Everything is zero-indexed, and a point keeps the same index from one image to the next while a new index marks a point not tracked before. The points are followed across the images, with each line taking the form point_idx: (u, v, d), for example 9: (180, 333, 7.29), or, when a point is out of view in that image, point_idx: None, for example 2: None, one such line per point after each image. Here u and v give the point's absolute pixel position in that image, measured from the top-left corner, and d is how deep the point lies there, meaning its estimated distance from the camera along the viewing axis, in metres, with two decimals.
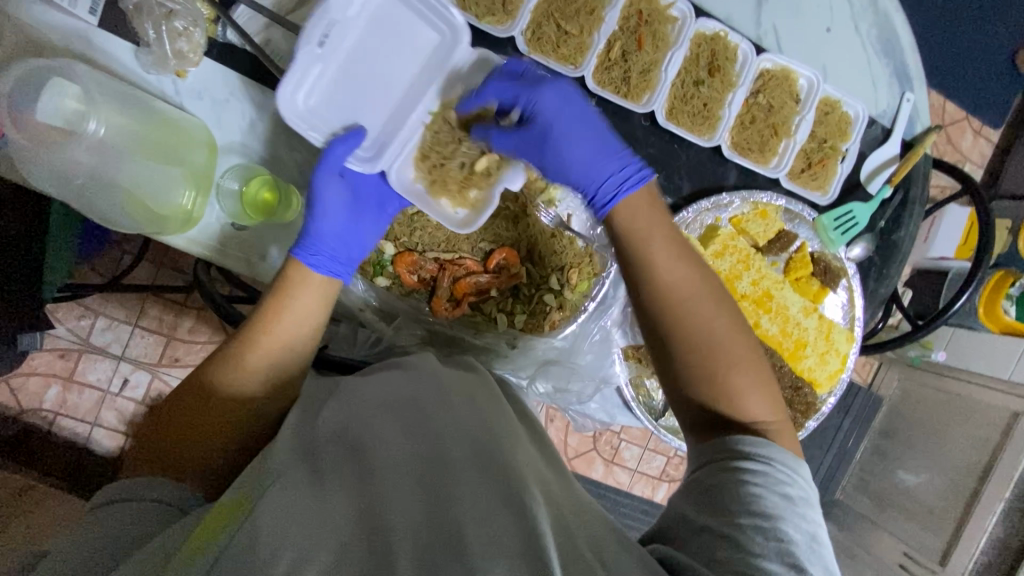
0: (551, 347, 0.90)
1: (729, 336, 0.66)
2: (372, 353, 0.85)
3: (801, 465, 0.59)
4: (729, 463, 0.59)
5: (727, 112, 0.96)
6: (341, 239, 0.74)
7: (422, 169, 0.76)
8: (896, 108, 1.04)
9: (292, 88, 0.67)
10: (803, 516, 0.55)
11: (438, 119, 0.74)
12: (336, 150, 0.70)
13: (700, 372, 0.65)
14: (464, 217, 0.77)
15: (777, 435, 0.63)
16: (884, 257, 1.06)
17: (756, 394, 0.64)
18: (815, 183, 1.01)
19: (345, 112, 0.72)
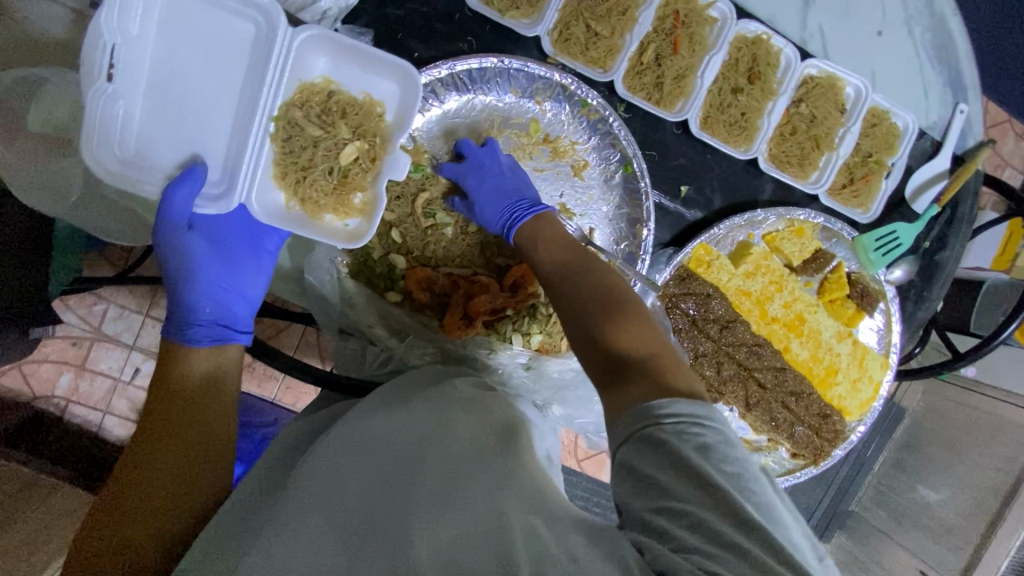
0: (567, 367, 0.85)
1: (607, 278, 0.65)
2: (383, 371, 0.81)
3: (712, 409, 0.50)
4: (649, 432, 0.49)
5: (766, 121, 0.90)
6: (215, 298, 0.72)
7: (287, 188, 0.69)
8: (948, 120, 0.96)
9: (101, 138, 0.60)
10: (725, 461, 0.47)
11: (283, 124, 0.67)
12: (174, 198, 0.62)
13: (588, 314, 0.62)
14: (355, 228, 0.71)
15: (665, 359, 0.57)
16: (925, 278, 0.99)
17: (632, 325, 0.59)
18: (857, 200, 0.94)
19: (179, 143, 0.64)
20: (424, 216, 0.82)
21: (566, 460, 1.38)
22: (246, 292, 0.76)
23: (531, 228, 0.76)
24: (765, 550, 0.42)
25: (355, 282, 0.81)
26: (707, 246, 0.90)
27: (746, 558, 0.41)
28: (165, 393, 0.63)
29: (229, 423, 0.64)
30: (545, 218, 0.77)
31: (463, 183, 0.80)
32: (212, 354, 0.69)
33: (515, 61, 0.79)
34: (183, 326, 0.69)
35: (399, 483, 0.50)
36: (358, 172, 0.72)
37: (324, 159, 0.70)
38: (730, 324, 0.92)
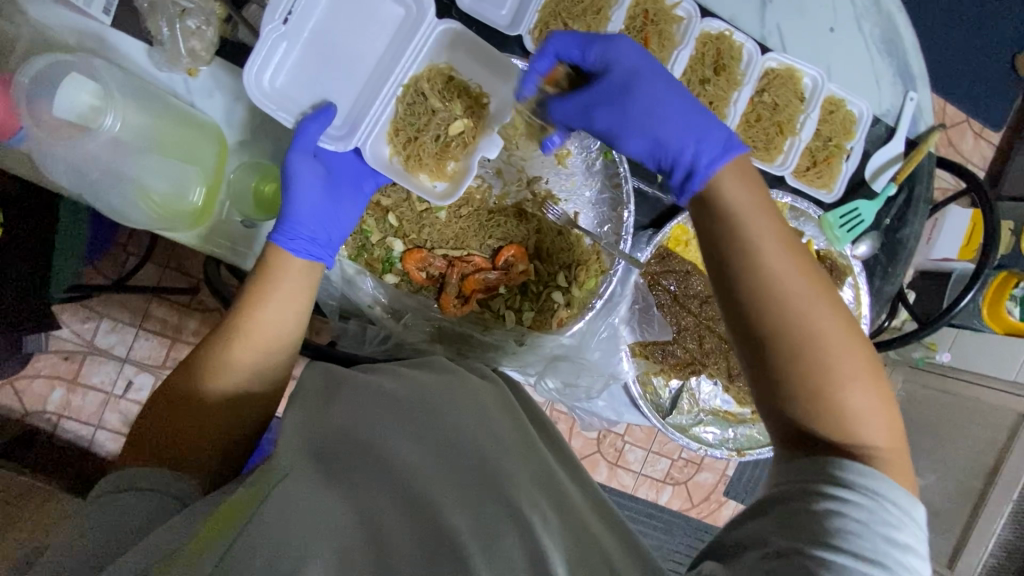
0: (559, 343, 0.90)
1: (847, 332, 0.53)
2: (382, 349, 0.87)
3: (915, 506, 0.48)
4: (827, 487, 0.48)
5: (733, 110, 0.97)
6: (320, 220, 0.76)
7: (395, 144, 0.80)
8: (900, 107, 1.04)
9: (259, 68, 0.72)
10: (904, 567, 0.45)
11: (410, 91, 0.80)
12: (307, 129, 0.74)
13: (823, 365, 0.52)
14: (443, 190, 0.81)
15: (886, 463, 0.50)
16: (889, 255, 1.06)
17: (869, 407, 0.52)
18: (821, 181, 1.02)
19: (315, 91, 0.77)
20: (419, 200, 0.86)
21: None
22: (343, 225, 0.81)
23: (716, 190, 0.63)
24: None
25: (354, 264, 0.86)
26: (685, 227, 0.95)
27: None
28: (241, 325, 0.66)
29: (283, 365, 0.69)
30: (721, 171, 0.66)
31: (598, 130, 0.74)
32: (305, 269, 0.73)
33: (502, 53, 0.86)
34: (292, 234, 0.74)
35: (415, 447, 0.55)
36: (457, 146, 0.82)
37: (435, 127, 0.81)
38: (709, 299, 0.97)
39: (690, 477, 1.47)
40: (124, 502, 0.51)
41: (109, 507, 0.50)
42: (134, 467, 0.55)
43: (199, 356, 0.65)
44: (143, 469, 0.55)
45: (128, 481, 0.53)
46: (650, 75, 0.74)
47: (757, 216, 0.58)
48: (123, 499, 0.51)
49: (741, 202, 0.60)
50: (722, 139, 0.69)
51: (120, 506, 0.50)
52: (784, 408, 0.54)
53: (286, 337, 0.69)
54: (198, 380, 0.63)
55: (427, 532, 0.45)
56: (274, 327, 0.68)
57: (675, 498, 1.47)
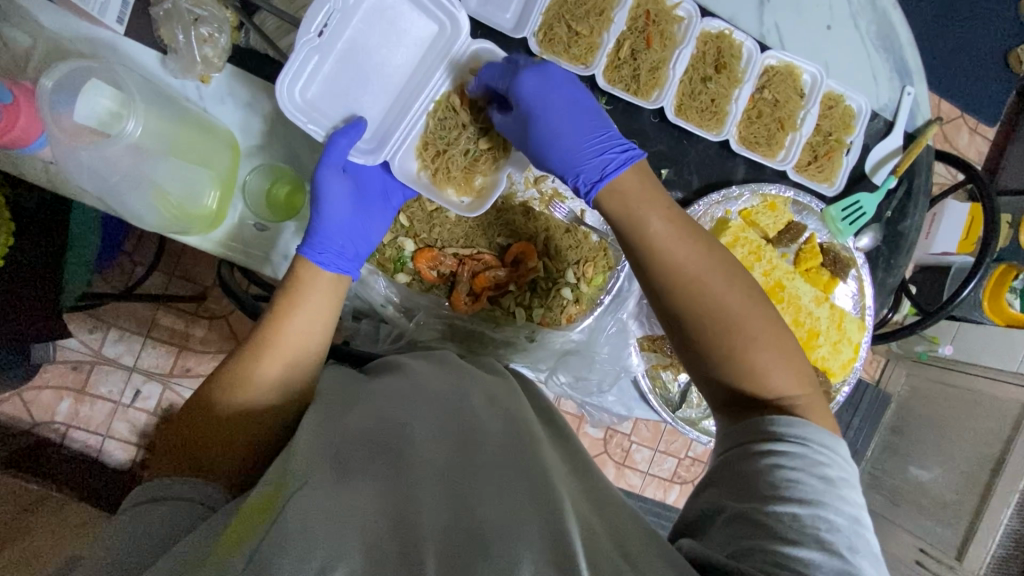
0: (568, 339, 0.92)
1: (745, 309, 0.65)
2: (394, 347, 0.87)
3: (837, 443, 0.58)
4: (763, 445, 0.58)
5: (734, 107, 0.99)
6: (347, 235, 0.77)
7: (424, 158, 0.82)
8: (898, 102, 1.06)
9: (291, 80, 0.73)
10: (844, 500, 0.53)
11: (442, 107, 0.81)
12: (336, 142, 0.75)
13: (718, 349, 0.64)
14: (470, 205, 0.83)
15: (804, 410, 0.62)
16: (891, 247, 1.07)
17: (779, 369, 0.63)
18: (822, 175, 1.03)
19: (345, 105, 0.78)
20: (429, 201, 0.88)
21: None
22: (371, 239, 0.81)
23: (604, 204, 0.75)
24: None
25: (367, 265, 0.88)
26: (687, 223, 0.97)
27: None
28: (268, 335, 0.67)
29: (309, 376, 0.69)
30: (613, 193, 0.74)
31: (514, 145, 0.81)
32: (333, 283, 0.74)
33: None
34: (321, 247, 0.74)
35: (434, 437, 0.55)
36: (485, 161, 0.84)
37: (464, 142, 0.82)
38: None
39: (696, 476, 1.48)
40: (157, 513, 0.51)
41: (141, 518, 0.50)
42: (164, 478, 0.55)
43: (227, 368, 0.66)
44: (174, 479, 0.55)
45: (161, 492, 0.53)
46: (555, 86, 0.77)
47: (659, 217, 0.69)
48: (156, 509, 0.51)
49: (641, 203, 0.71)
50: (622, 148, 0.77)
51: (152, 517, 0.51)
52: (712, 376, 0.66)
53: (311, 347, 0.69)
54: (228, 390, 0.63)
55: (452, 517, 0.45)
56: (300, 339, 0.68)
57: (683, 497, 1.47)
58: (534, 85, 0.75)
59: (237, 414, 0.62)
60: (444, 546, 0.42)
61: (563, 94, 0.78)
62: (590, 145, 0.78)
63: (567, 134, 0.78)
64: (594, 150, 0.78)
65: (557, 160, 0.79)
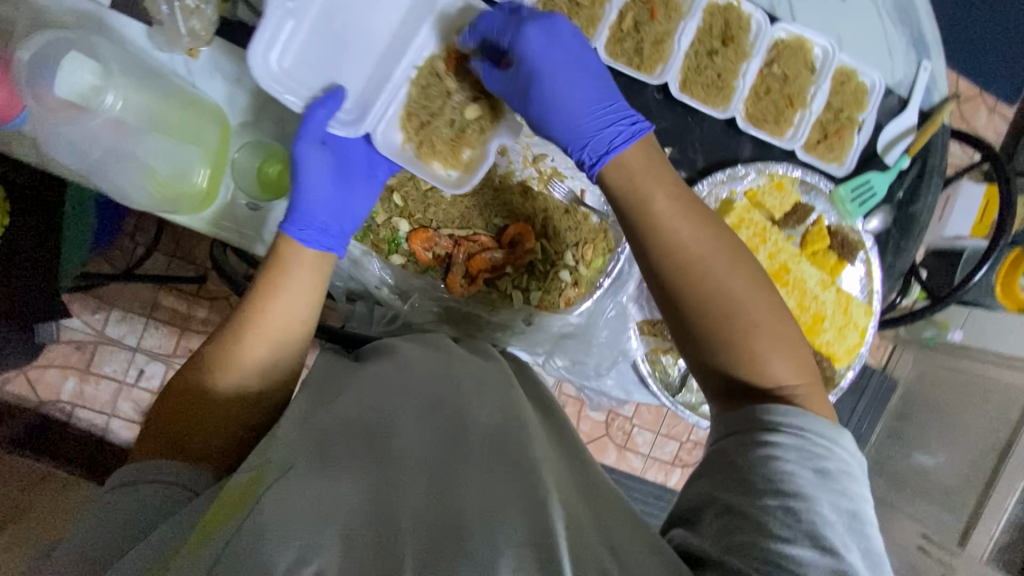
0: (566, 323, 0.90)
1: (750, 297, 0.63)
2: (388, 329, 0.87)
3: (838, 435, 0.56)
4: (760, 435, 0.56)
5: (741, 82, 0.95)
6: (329, 210, 0.75)
7: (409, 130, 0.78)
8: (913, 78, 1.01)
9: (265, 46, 0.69)
10: (840, 495, 0.52)
11: (425, 73, 0.77)
12: (315, 113, 0.72)
13: (719, 335, 0.63)
14: (457, 178, 0.79)
15: (805, 400, 0.60)
16: (902, 229, 1.04)
17: (779, 357, 0.62)
18: (832, 154, 0.99)
19: (324, 74, 0.75)
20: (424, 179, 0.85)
21: None
22: (356, 215, 0.79)
23: (608, 178, 0.73)
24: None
25: (361, 245, 0.85)
26: None
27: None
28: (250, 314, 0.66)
29: (294, 355, 0.68)
30: (616, 167, 0.72)
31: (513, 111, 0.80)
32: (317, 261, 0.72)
33: None
34: (303, 224, 0.73)
35: (422, 423, 0.54)
36: (474, 132, 0.80)
37: (450, 111, 0.78)
38: None
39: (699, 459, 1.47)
40: (139, 498, 0.51)
41: (124, 502, 0.51)
42: (147, 461, 0.56)
43: (213, 349, 0.64)
44: (156, 462, 0.55)
45: (142, 476, 0.53)
46: (562, 46, 0.75)
47: (662, 195, 0.67)
48: (139, 494, 0.52)
49: (646, 178, 0.69)
50: (628, 119, 0.75)
51: (134, 502, 0.51)
52: (709, 359, 0.64)
53: (298, 330, 0.68)
54: (213, 371, 0.62)
55: (432, 508, 0.44)
56: (287, 321, 0.67)
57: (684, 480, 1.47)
58: (541, 46, 0.74)
59: (219, 394, 0.62)
60: (422, 539, 0.41)
61: (571, 55, 0.76)
62: (591, 117, 0.76)
63: (573, 100, 0.76)
64: (600, 119, 0.76)
65: (559, 129, 0.78)
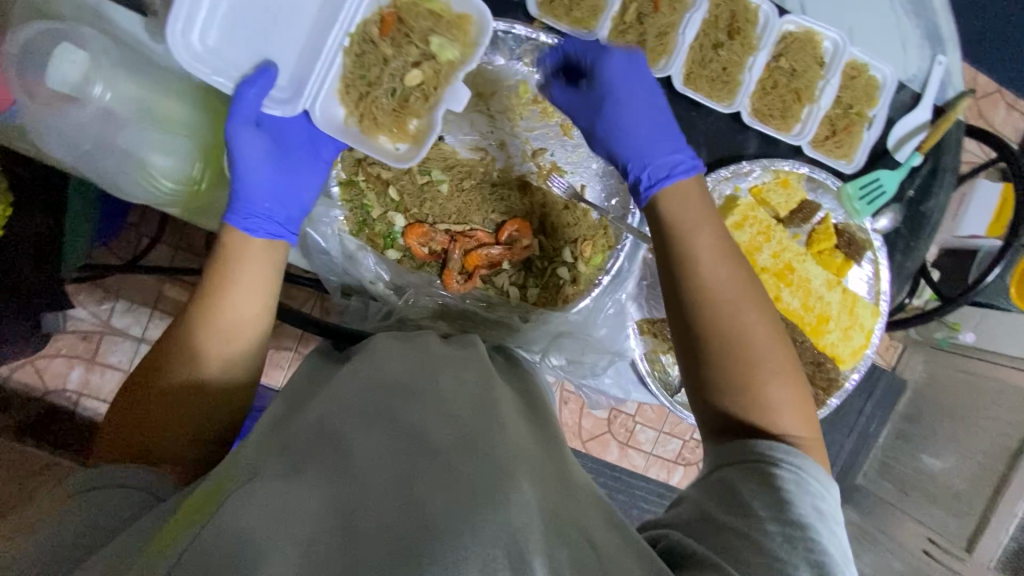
0: (565, 321, 0.87)
1: (769, 341, 0.62)
2: (382, 325, 0.82)
3: (830, 482, 0.56)
4: (762, 466, 0.56)
5: (748, 76, 0.93)
6: (274, 195, 0.74)
7: (349, 104, 0.73)
8: (926, 72, 0.98)
9: (184, 25, 0.62)
10: (833, 534, 0.52)
11: (359, 40, 0.71)
12: (245, 95, 0.66)
13: (739, 374, 0.61)
14: (405, 151, 0.76)
15: (807, 449, 0.59)
16: (912, 229, 1.01)
17: (790, 405, 0.60)
18: (840, 151, 0.97)
19: (252, 49, 0.67)
20: (420, 173, 0.85)
21: (570, 441, 1.41)
22: (303, 199, 0.77)
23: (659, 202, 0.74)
24: None
25: (356, 240, 0.83)
26: None
27: None
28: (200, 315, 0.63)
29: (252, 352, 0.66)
30: (667, 192, 0.74)
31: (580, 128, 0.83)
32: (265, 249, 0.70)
33: (502, 22, 0.83)
34: (247, 214, 0.70)
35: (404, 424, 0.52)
36: (418, 100, 0.75)
37: (389, 79, 0.73)
38: None
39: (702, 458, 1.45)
40: (99, 502, 0.50)
41: (83, 506, 0.50)
42: (106, 466, 0.55)
43: (159, 353, 0.63)
44: (116, 467, 0.54)
45: (103, 480, 0.52)
46: (639, 81, 0.80)
47: (710, 233, 0.68)
48: (98, 498, 0.51)
49: (693, 220, 0.69)
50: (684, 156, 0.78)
51: (93, 507, 0.49)
52: (715, 402, 0.62)
53: (246, 326, 0.64)
54: (161, 375, 0.62)
55: (401, 508, 0.43)
56: (231, 320, 0.63)
57: (687, 479, 1.45)
58: (623, 80, 0.79)
59: (172, 397, 0.61)
60: (388, 542, 0.40)
61: (647, 90, 0.81)
62: (652, 145, 0.79)
63: (637, 130, 0.80)
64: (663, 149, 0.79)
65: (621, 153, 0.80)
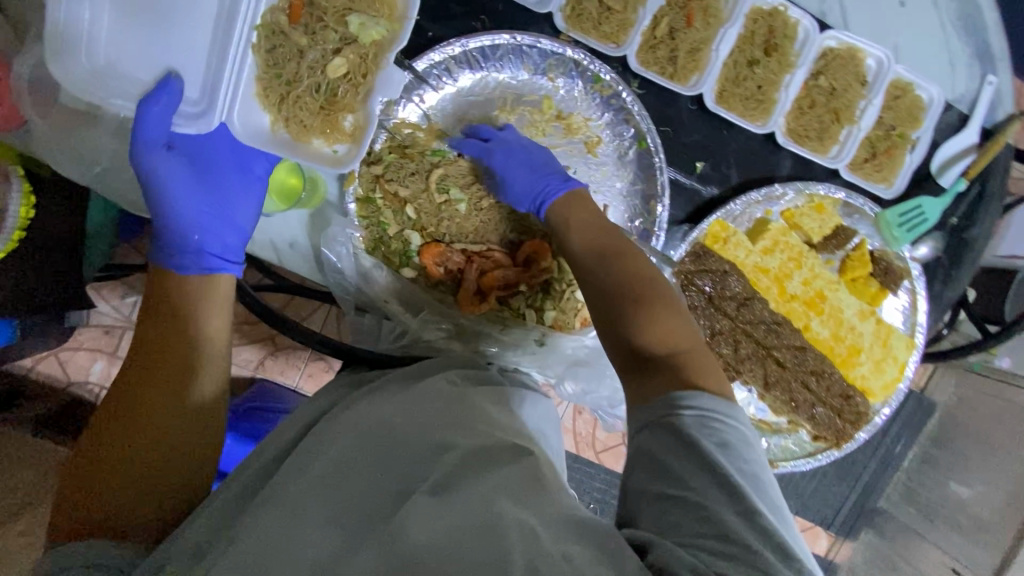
0: (581, 344, 0.86)
1: (640, 275, 0.68)
2: (396, 346, 0.83)
3: (733, 406, 0.57)
4: (675, 417, 0.55)
5: (784, 95, 0.88)
6: (207, 224, 0.72)
7: (271, 108, 0.65)
8: (975, 92, 0.92)
9: (68, 48, 0.58)
10: (744, 459, 0.53)
11: (267, 34, 0.63)
12: (149, 114, 0.60)
13: (621, 310, 0.65)
14: (342, 154, 0.67)
15: (688, 359, 0.61)
16: (953, 257, 0.95)
17: (663, 327, 0.64)
18: (879, 175, 0.92)
19: (152, 59, 0.60)
20: (438, 192, 0.83)
21: (583, 451, 1.35)
22: (238, 223, 0.75)
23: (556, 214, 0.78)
24: (767, 542, 0.47)
25: (372, 258, 0.82)
26: (723, 222, 0.89)
27: (753, 552, 0.46)
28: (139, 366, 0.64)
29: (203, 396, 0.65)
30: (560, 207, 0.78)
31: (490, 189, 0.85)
32: (204, 286, 0.70)
33: (529, 36, 0.80)
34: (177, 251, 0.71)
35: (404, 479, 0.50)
36: (348, 92, 0.66)
37: (310, 75, 0.65)
38: (747, 301, 0.91)
39: None
40: None
41: None
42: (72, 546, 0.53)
43: (112, 410, 0.62)
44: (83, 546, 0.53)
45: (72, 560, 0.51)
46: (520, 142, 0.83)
47: (586, 210, 0.77)
48: None
49: (580, 198, 0.78)
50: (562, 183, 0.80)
51: None
52: (614, 343, 0.66)
53: (202, 360, 0.66)
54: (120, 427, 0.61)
55: None
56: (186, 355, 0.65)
57: None
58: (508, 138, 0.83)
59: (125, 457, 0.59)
60: None
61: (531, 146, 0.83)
62: (535, 170, 0.80)
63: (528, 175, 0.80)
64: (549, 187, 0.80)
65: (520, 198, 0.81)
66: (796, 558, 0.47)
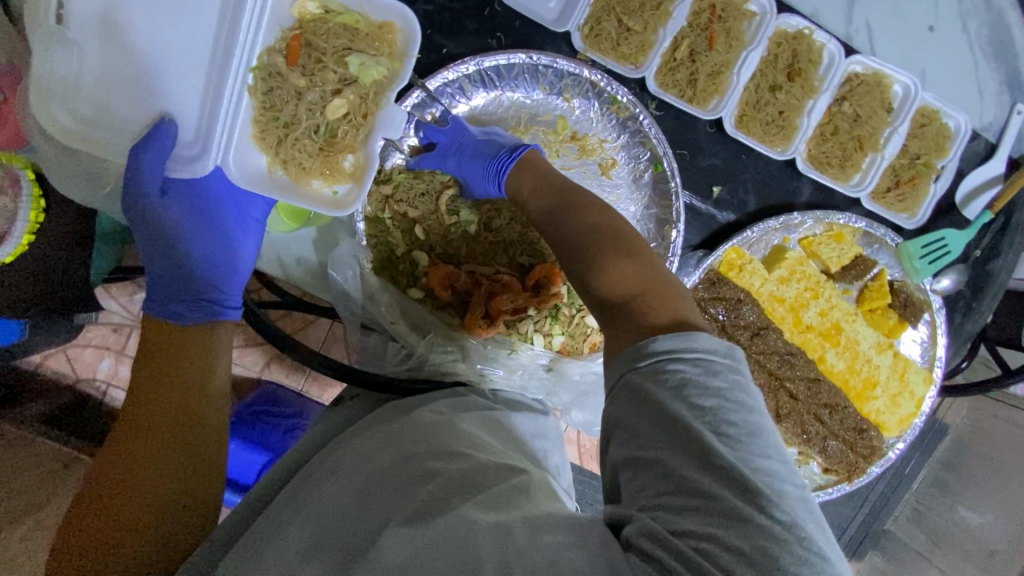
0: (589, 371, 0.84)
1: (596, 224, 0.62)
2: (402, 368, 0.80)
3: (694, 335, 0.50)
4: (633, 371, 0.51)
5: (805, 121, 0.86)
6: (204, 265, 0.73)
7: (269, 150, 0.65)
8: (1004, 121, 0.89)
9: (58, 97, 0.56)
10: (707, 390, 0.48)
11: (263, 76, 0.63)
12: (141, 161, 0.58)
13: (580, 265, 0.61)
14: (343, 195, 0.66)
15: (649, 301, 0.55)
16: (974, 289, 0.93)
17: (623, 270, 0.58)
18: (902, 205, 0.89)
19: (144, 101, 0.58)
20: (448, 212, 0.82)
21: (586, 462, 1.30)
22: (236, 265, 0.76)
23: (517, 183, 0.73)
24: (735, 492, 0.44)
25: (378, 277, 0.81)
26: (739, 249, 0.86)
27: (719, 504, 0.44)
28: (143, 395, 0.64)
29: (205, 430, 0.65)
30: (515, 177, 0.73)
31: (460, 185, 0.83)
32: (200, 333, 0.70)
33: (547, 56, 0.78)
34: (173, 297, 0.71)
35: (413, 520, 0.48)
36: (347, 132, 0.66)
37: (308, 116, 0.65)
38: (762, 331, 0.88)
39: None
40: None
41: None
42: None
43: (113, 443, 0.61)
44: None
45: None
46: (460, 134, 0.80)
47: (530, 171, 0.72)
48: None
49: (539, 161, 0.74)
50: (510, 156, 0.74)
51: None
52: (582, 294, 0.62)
53: (201, 394, 0.65)
54: (116, 458, 0.60)
55: None
56: (190, 382, 0.65)
57: None
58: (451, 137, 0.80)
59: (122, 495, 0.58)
60: None
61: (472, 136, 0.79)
62: (480, 158, 0.76)
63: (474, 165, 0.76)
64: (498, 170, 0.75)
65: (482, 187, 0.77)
66: (760, 493, 0.44)
